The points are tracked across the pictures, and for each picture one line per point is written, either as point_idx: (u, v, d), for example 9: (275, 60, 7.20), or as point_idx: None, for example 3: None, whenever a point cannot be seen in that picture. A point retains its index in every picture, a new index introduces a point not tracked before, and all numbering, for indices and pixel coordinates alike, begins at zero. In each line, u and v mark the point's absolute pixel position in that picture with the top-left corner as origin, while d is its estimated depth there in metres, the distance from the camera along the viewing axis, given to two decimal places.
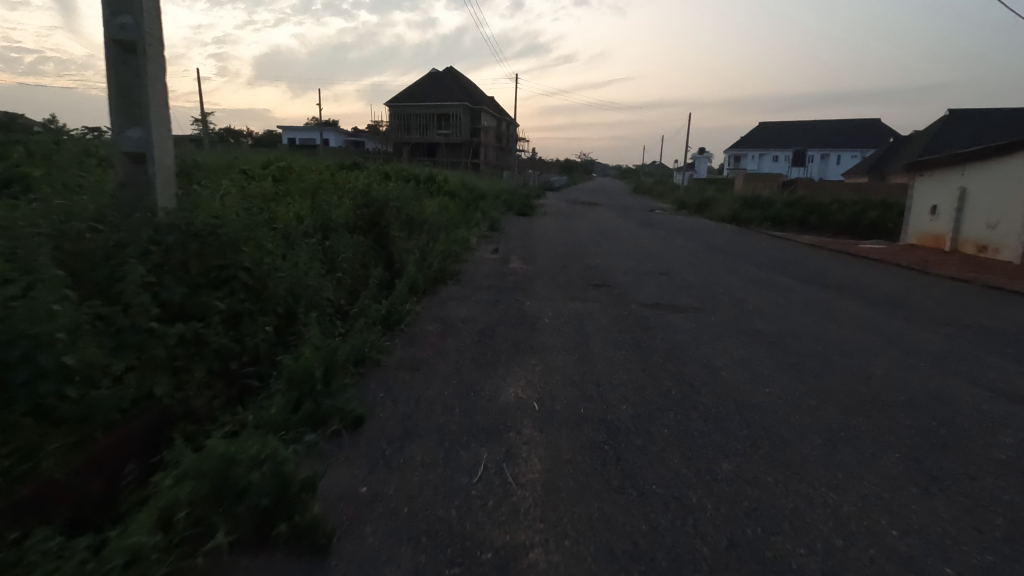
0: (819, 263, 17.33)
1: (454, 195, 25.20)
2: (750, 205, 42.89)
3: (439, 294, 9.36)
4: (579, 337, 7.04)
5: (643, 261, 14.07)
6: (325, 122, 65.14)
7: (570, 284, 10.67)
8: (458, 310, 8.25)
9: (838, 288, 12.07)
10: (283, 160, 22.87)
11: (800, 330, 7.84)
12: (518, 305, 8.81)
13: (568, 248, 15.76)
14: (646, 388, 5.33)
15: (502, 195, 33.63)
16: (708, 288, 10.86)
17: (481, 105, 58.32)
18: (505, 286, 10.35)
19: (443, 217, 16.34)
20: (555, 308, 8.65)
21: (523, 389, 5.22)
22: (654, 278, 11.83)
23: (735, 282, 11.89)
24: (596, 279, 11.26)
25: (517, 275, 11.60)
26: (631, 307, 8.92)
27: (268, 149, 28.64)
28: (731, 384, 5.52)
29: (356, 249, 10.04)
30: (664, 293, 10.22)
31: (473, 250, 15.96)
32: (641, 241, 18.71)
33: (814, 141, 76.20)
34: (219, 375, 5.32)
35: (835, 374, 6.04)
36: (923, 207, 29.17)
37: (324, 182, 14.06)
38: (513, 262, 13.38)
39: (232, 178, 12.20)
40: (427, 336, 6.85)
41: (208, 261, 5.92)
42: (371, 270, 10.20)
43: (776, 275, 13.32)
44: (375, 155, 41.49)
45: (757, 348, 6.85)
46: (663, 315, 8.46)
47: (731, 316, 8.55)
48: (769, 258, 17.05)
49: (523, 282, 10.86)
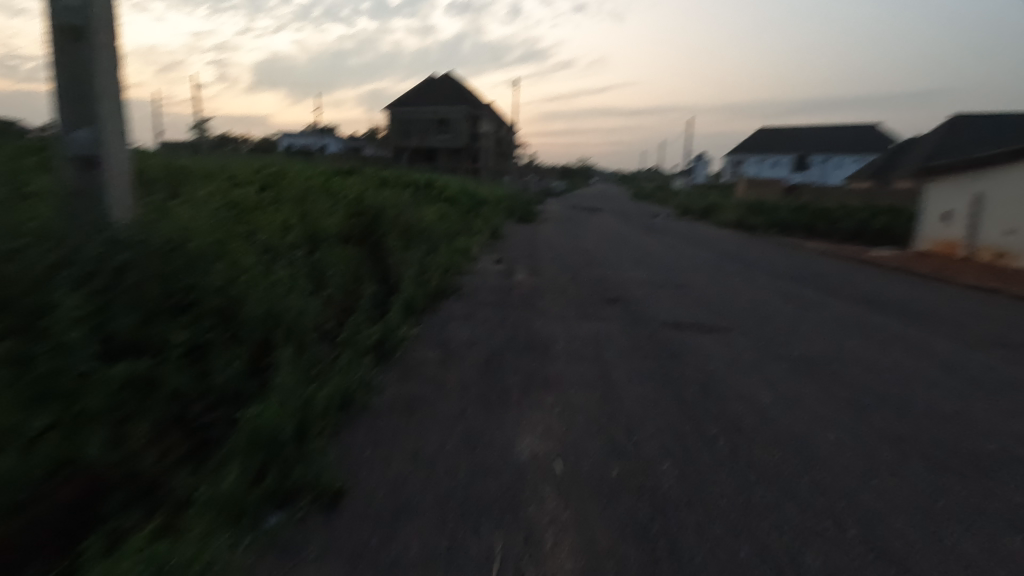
0: (838, 273, 16.45)
1: (453, 201, 24.30)
2: (755, 211, 42.07)
3: (439, 312, 8.49)
4: (599, 366, 6.18)
5: (656, 272, 13.23)
6: (323, 128, 64.58)
7: (580, 300, 9.81)
8: (460, 332, 7.40)
9: (868, 301, 11.22)
10: (275, 165, 21.99)
11: (843, 355, 6.99)
12: (526, 325, 7.96)
13: (575, 258, 14.92)
14: (687, 436, 4.47)
15: (502, 200, 32.73)
16: (730, 303, 10.00)
17: (480, 110, 57.59)
18: (510, 302, 9.49)
19: (444, 225, 15.51)
20: (568, 329, 7.78)
21: (540, 439, 4.36)
22: (671, 291, 10.95)
23: (757, 296, 11.04)
24: (609, 293, 10.42)
25: (522, 289, 10.74)
26: (651, 326, 8.06)
27: (262, 154, 27.74)
28: (786, 429, 4.67)
29: (349, 261, 9.20)
30: (684, 309, 9.36)
31: (475, 259, 15.12)
32: (650, 249, 17.89)
33: (816, 145, 75.56)
34: (176, 423, 4.43)
35: (898, 413, 5.20)
36: (935, 213, 28.38)
37: (316, 188, 13.21)
38: (516, 274, 12.51)
39: (217, 184, 11.36)
40: (426, 366, 5.98)
41: (170, 283, 5.05)
42: (365, 285, 9.35)
43: (799, 287, 12.44)
44: (372, 160, 40.60)
45: (803, 379, 6.00)
46: (688, 336, 7.59)
47: (763, 337, 7.69)
48: (786, 267, 16.20)
49: (529, 297, 10.00)
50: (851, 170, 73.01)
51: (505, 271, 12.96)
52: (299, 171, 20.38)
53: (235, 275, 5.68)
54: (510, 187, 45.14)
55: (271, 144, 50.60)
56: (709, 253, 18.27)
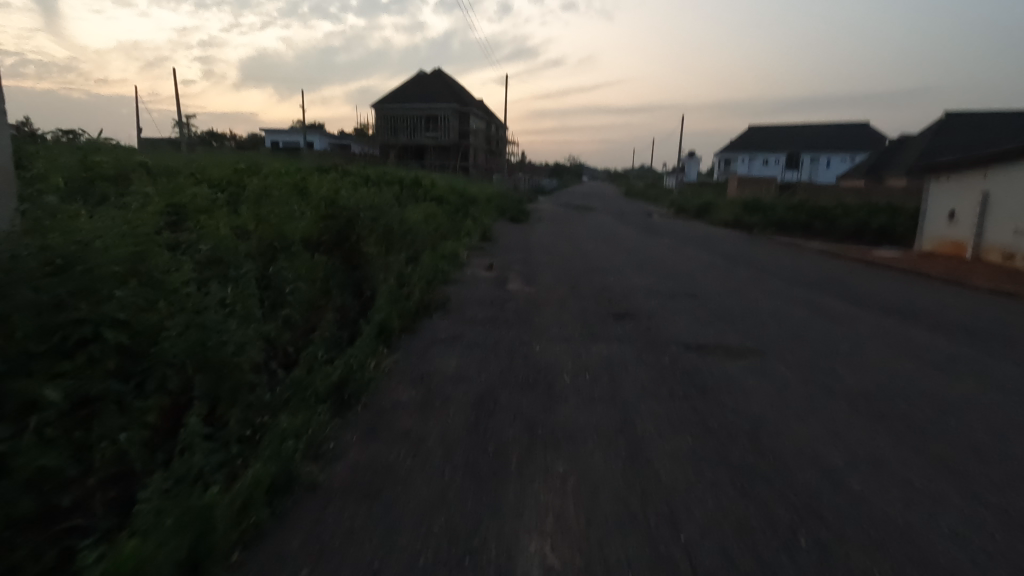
0: (851, 277, 15.39)
1: (442, 201, 23.01)
2: (751, 210, 41.17)
3: (420, 333, 7.21)
4: (617, 410, 4.94)
5: (662, 279, 12.09)
6: (310, 127, 63.38)
7: (584, 315, 8.60)
8: (446, 361, 6.14)
9: (900, 313, 10.12)
10: (251, 163, 20.64)
11: (906, 390, 5.81)
12: (523, 349, 6.72)
13: (573, 263, 13.73)
14: (754, 534, 3.26)
15: (493, 200, 31.46)
16: (751, 317, 8.83)
17: (469, 107, 56.33)
18: (504, 318, 8.24)
19: (429, 227, 14.29)
20: (575, 354, 6.54)
21: (553, 543, 3.11)
22: (684, 303, 9.76)
23: (778, 306, 9.92)
24: (614, 306, 9.25)
25: (517, 301, 9.50)
26: (671, 351, 6.85)
27: (240, 151, 26.27)
28: (880, 515, 3.50)
29: (317, 272, 7.93)
30: (703, 325, 8.17)
31: (464, 264, 13.90)
32: (651, 253, 16.77)
33: (808, 143, 74.96)
34: (37, 523, 3.16)
35: (1008, 480, 4.05)
36: (938, 213, 27.50)
37: (289, 188, 11.89)
38: (510, 282, 11.26)
39: (172, 184, 10.08)
40: (400, 415, 4.71)
41: (52, 317, 3.76)
42: (335, 301, 8.09)
43: (820, 296, 11.31)
44: (359, 159, 39.21)
45: (871, 425, 4.85)
46: (718, 365, 6.38)
47: (805, 364, 6.51)
48: (797, 272, 15.12)
49: (524, 311, 8.76)
50: (843, 168, 72.54)
51: (497, 279, 11.75)
52: (276, 169, 19.01)
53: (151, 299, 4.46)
54: (501, 186, 43.90)
55: (254, 142, 49.01)
56: (714, 256, 17.12)
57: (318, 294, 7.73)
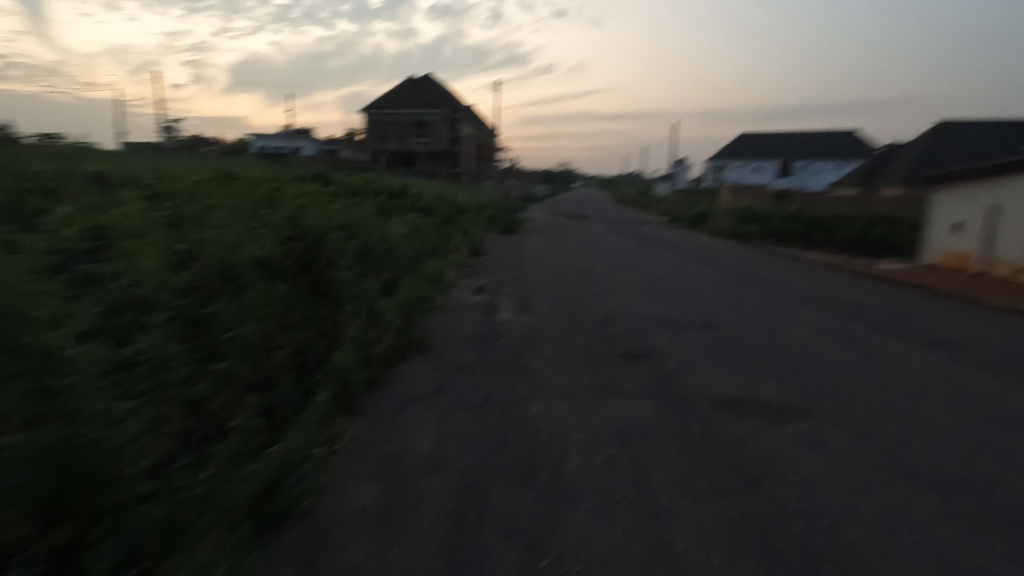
0: (867, 296, 14.31)
1: (429, 212, 21.75)
2: (746, 220, 40.29)
3: (395, 386, 5.98)
4: (649, 524, 3.72)
5: (669, 303, 10.95)
6: (298, 131, 62.22)
7: (587, 354, 7.38)
8: (424, 434, 4.91)
9: (939, 347, 9.02)
10: (227, 169, 19.38)
11: (998, 475, 4.66)
12: (519, 409, 5.51)
13: (570, 283, 12.57)
14: None
15: (482, 209, 30.22)
16: (780, 358, 7.63)
17: (460, 113, 55.21)
18: (495, 360, 7.00)
19: (413, 243, 13.09)
20: (582, 418, 5.33)
21: None
22: (699, 338, 8.56)
23: (803, 339, 8.82)
24: (621, 342, 8.09)
25: (509, 336, 8.26)
26: (697, 411, 5.64)
27: (221, 157, 24.95)
28: None
29: (272, 307, 6.63)
30: (727, 369, 7.02)
31: (450, 284, 12.74)
32: (652, 269, 15.67)
33: (799, 151, 74.57)
34: None
35: None
36: (942, 224, 26.64)
37: (254, 200, 10.61)
38: (501, 310, 10.02)
39: (116, 197, 8.88)
40: (353, 541, 3.49)
41: None
42: (292, 340, 6.80)
43: (845, 326, 10.15)
44: (346, 165, 37.93)
45: (980, 543, 3.72)
46: (761, 434, 5.18)
47: (863, 431, 5.33)
48: (810, 291, 14.06)
49: (518, 350, 7.53)
50: (835, 176, 72.14)
51: (486, 304, 10.56)
52: (252, 177, 17.73)
53: (11, 373, 2.73)
54: (491, 194, 42.78)
55: (239, 147, 47.64)
56: (719, 273, 15.97)
57: (271, 334, 6.42)
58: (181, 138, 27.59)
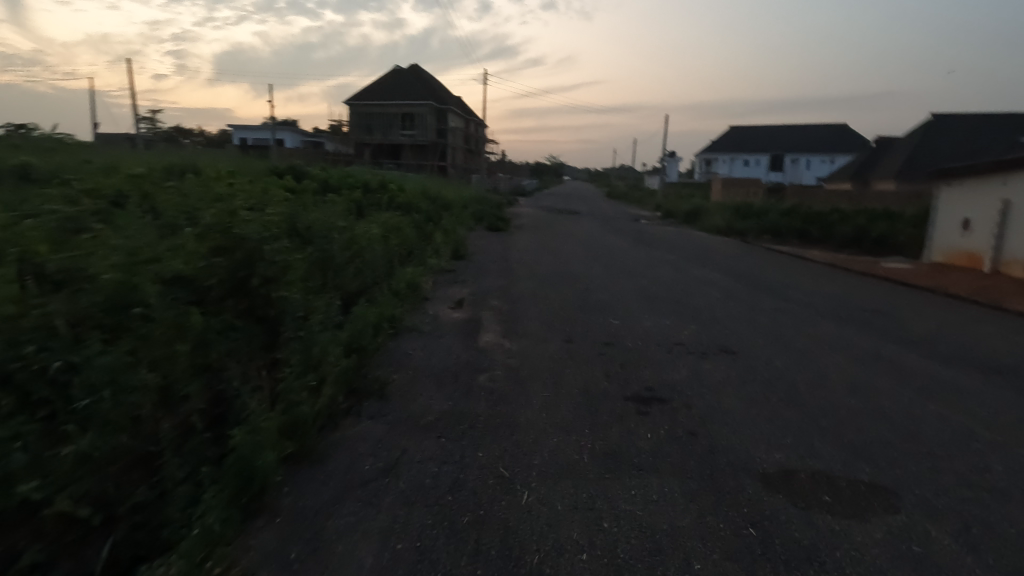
0: (890, 305, 12.87)
1: (409, 210, 20.09)
2: (743, 215, 38.97)
3: (334, 460, 4.40)
4: None
5: (678, 320, 9.45)
6: (283, 123, 60.26)
7: (589, 399, 5.84)
8: (359, 556, 3.35)
9: (1003, 376, 7.53)
10: (185, 161, 17.70)
11: None
12: (501, 500, 3.96)
13: (561, 294, 11.04)
14: None
15: (468, 206, 28.48)
16: (824, 402, 6.15)
17: (446, 104, 53.39)
18: (473, 413, 5.43)
19: (382, 250, 11.47)
20: (587, 519, 3.80)
21: None
22: (722, 371, 7.04)
23: (843, 370, 7.34)
24: (627, 378, 6.56)
25: (492, 370, 6.67)
26: (744, 497, 4.12)
27: (187, 148, 23.05)
28: None
29: (178, 346, 5.05)
30: (766, 421, 5.51)
31: (427, 294, 11.17)
32: (653, 274, 14.18)
33: (791, 144, 73.46)
34: None
35: None
36: (949, 221, 25.36)
37: (189, 200, 8.94)
38: (483, 330, 8.43)
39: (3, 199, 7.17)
40: None
41: None
42: (208, 385, 5.29)
43: (883, 349, 8.67)
44: (325, 158, 35.98)
45: None
46: (840, 541, 3.67)
47: (977, 538, 3.81)
48: (830, 300, 12.61)
49: (503, 393, 5.96)
50: (827, 170, 71.00)
51: (465, 321, 8.99)
52: (213, 171, 15.98)
53: None
54: (478, 188, 40.98)
55: (218, 139, 45.49)
56: (726, 279, 14.50)
57: (174, 382, 4.92)
58: (148, 130, 25.86)
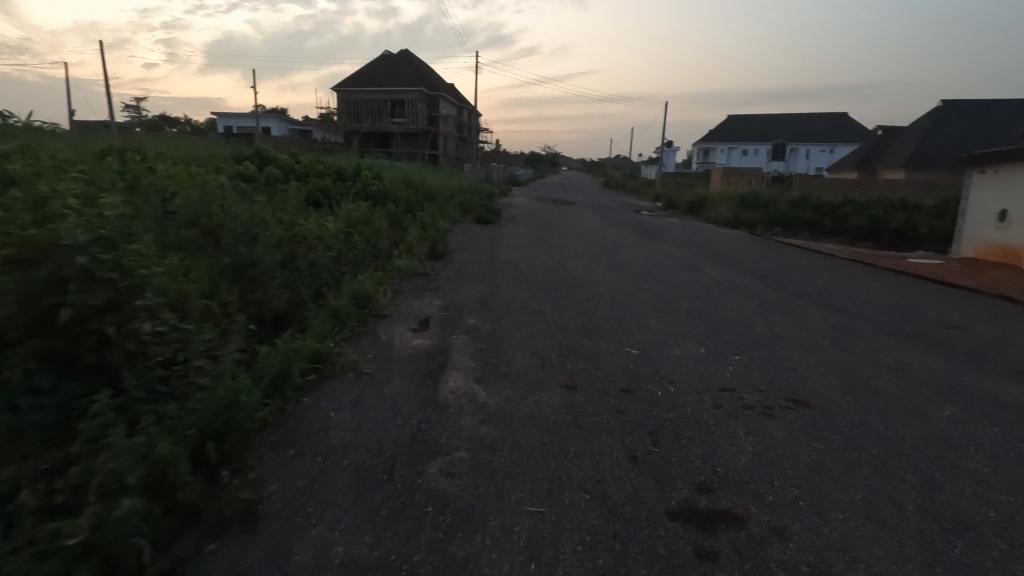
0: (957, 316, 10.45)
1: (384, 200, 17.56)
2: (750, 206, 36.49)
3: None
4: None
5: (716, 349, 7.03)
6: (267, 112, 57.52)
7: (611, 522, 3.43)
8: None
9: None
10: (120, 142, 15.16)
11: None
12: None
13: (556, 309, 8.61)
14: None
15: (454, 197, 25.89)
16: (991, 516, 3.73)
17: (436, 91, 50.67)
18: (406, 565, 3.01)
19: (331, 251, 9.02)
20: None
21: None
22: (805, 443, 4.62)
23: (972, 439, 4.91)
24: (663, 465, 4.13)
25: (453, 451, 4.22)
26: None
27: (139, 131, 20.54)
28: None
29: None
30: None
31: (385, 305, 8.73)
32: (667, 279, 11.82)
33: (794, 134, 70.97)
34: None
35: None
36: (979, 213, 22.85)
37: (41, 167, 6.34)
38: (450, 369, 5.99)
39: None
40: None
41: None
42: None
43: (999, 392, 6.27)
44: (303, 145, 33.24)
45: None
46: None
47: None
48: (886, 311, 10.24)
49: (465, 508, 3.52)
50: (828, 160, 68.70)
51: (426, 352, 6.54)
52: (147, 154, 13.47)
53: None
54: (468, 178, 38.40)
55: (196, 125, 42.65)
56: (755, 284, 12.12)
57: None
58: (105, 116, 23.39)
